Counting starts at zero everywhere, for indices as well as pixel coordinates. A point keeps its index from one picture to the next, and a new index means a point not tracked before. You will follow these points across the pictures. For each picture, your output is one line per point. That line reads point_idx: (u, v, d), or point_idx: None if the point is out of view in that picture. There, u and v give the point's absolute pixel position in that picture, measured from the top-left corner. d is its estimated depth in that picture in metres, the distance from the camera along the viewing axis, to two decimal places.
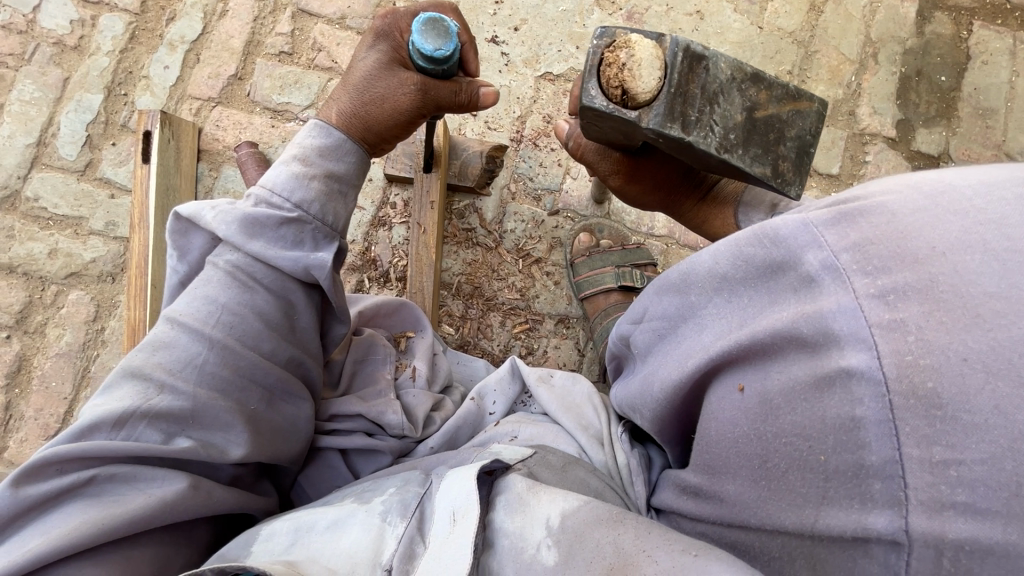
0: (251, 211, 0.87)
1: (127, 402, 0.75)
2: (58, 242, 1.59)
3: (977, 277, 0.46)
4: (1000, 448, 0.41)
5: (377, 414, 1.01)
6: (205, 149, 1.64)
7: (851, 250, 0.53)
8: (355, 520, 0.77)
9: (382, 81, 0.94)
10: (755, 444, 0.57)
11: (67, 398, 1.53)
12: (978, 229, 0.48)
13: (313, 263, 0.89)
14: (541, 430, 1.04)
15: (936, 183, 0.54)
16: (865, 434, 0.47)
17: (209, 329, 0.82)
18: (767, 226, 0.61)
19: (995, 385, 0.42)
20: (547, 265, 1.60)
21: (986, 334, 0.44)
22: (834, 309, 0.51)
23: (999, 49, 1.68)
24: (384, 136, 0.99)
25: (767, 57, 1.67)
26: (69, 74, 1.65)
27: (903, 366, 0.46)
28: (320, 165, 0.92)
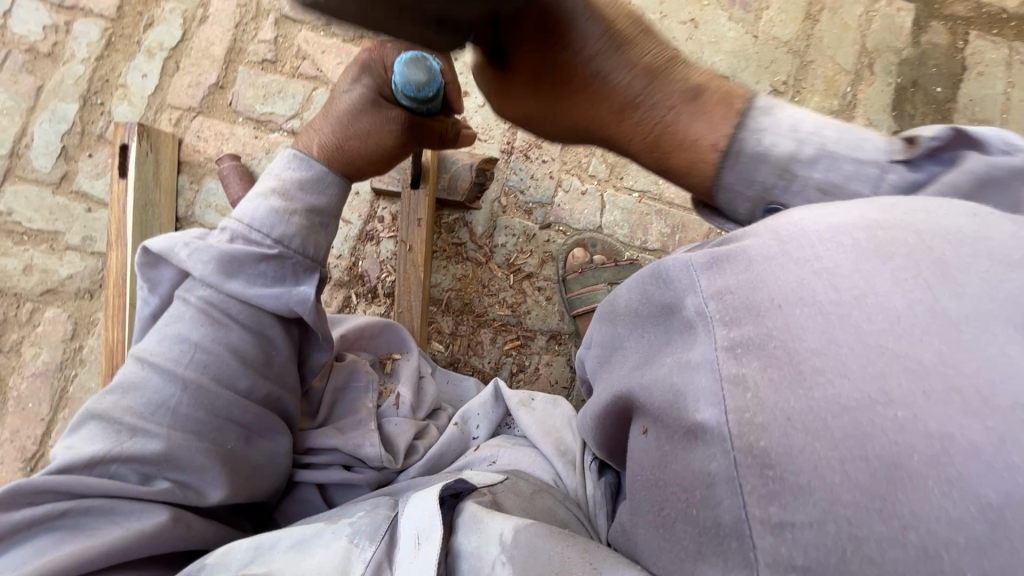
0: (227, 248, 0.83)
1: (97, 446, 0.72)
2: (33, 258, 1.53)
3: (801, 333, 0.44)
4: (822, 511, 0.39)
5: (354, 447, 0.98)
6: (186, 161, 1.59)
7: (716, 297, 0.51)
8: (321, 542, 0.74)
9: (368, 117, 0.93)
10: (654, 491, 0.55)
11: (44, 419, 1.49)
12: (812, 280, 0.46)
13: (295, 299, 0.86)
14: (520, 455, 1.03)
15: (791, 224, 0.52)
16: (718, 491, 0.46)
17: (182, 369, 0.78)
18: (660, 264, 0.60)
19: (814, 445, 0.41)
20: (538, 280, 1.57)
21: (805, 393, 0.42)
22: (697, 361, 0.50)
23: (995, 60, 1.67)
24: (364, 170, 0.96)
25: (762, 67, 1.64)
26: (43, 83, 1.59)
27: (741, 423, 0.44)
28: (300, 200, 0.88)
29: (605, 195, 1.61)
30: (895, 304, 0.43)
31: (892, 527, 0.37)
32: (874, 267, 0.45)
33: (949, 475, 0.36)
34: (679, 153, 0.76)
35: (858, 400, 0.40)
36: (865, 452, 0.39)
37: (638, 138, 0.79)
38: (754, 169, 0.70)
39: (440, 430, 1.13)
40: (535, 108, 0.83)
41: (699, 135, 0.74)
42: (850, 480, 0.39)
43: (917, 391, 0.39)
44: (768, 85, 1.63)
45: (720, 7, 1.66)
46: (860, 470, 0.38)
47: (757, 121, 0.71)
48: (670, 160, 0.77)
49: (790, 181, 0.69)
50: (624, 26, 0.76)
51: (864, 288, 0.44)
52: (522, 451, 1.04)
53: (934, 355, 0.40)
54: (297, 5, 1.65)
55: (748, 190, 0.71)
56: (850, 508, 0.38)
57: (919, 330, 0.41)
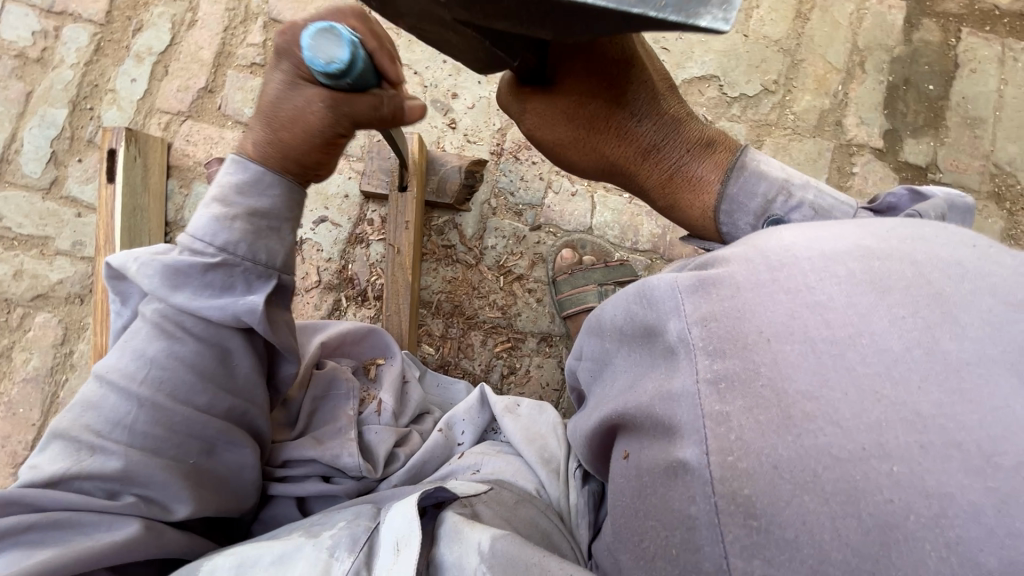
0: (172, 261, 0.82)
1: (58, 465, 0.73)
2: (23, 263, 1.53)
3: (792, 371, 0.45)
4: (808, 569, 0.39)
5: (332, 457, 0.97)
6: (175, 165, 1.59)
7: (701, 324, 0.52)
8: (302, 557, 0.73)
9: (289, 101, 0.81)
10: (631, 522, 0.54)
11: (35, 425, 1.49)
12: (803, 315, 0.48)
13: (242, 308, 0.83)
14: (504, 464, 1.02)
15: (786, 254, 0.54)
16: (699, 537, 0.44)
17: (136, 386, 0.78)
18: (645, 284, 0.60)
19: (802, 497, 0.41)
20: (529, 282, 1.56)
21: (795, 439, 0.42)
22: (680, 389, 0.50)
23: (988, 57, 1.66)
24: (305, 160, 0.86)
25: (753, 66, 1.63)
26: (32, 88, 1.59)
27: (724, 468, 0.44)
28: (241, 205, 0.83)
29: (595, 197, 1.61)
30: (892, 345, 0.44)
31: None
32: (869, 301, 0.47)
33: (949, 539, 0.37)
34: (687, 190, 0.90)
35: (852, 452, 0.40)
36: (858, 509, 0.39)
37: (655, 175, 0.91)
38: (753, 186, 0.87)
39: (424, 436, 1.13)
40: (565, 135, 0.89)
41: (704, 177, 0.89)
42: (843, 538, 0.39)
43: (913, 444, 0.40)
44: (758, 84, 1.62)
45: None
46: (852, 529, 0.39)
47: (752, 157, 0.89)
48: (681, 196, 0.91)
49: (786, 199, 0.87)
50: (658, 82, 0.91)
51: (860, 327, 0.46)
52: (506, 460, 1.03)
53: (933, 406, 0.41)
54: (285, 9, 1.65)
55: (752, 205, 0.87)
56: (841, 568, 0.38)
57: (917, 376, 0.42)
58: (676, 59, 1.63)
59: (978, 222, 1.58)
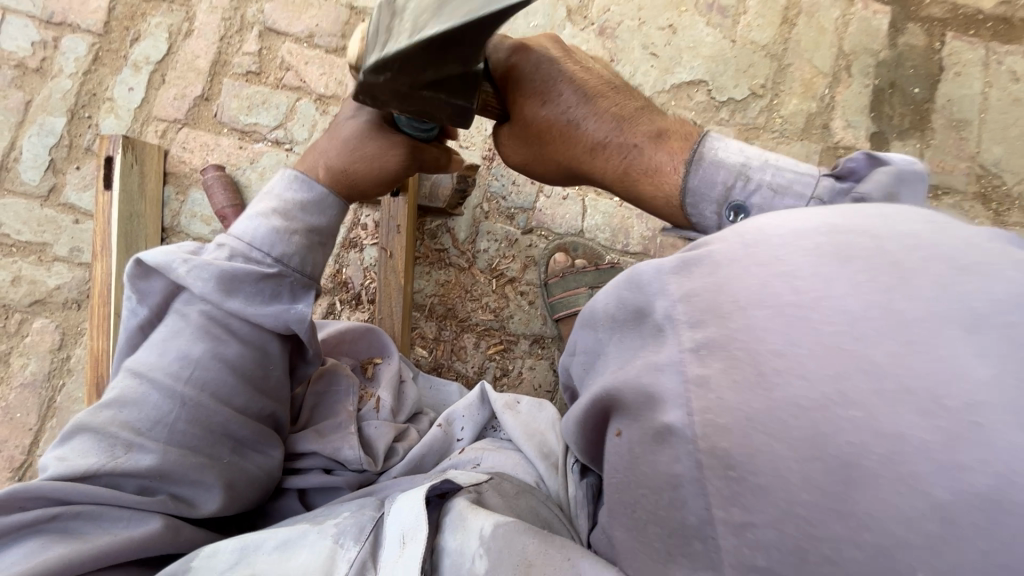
0: (227, 266, 0.85)
1: (92, 459, 0.75)
2: (21, 269, 1.55)
3: (764, 335, 0.46)
4: (781, 510, 0.41)
5: (334, 450, 0.99)
6: (172, 172, 1.61)
7: (685, 301, 0.53)
8: (307, 542, 0.74)
9: (372, 141, 0.95)
10: (626, 486, 0.57)
11: (32, 429, 1.51)
12: (774, 282, 0.48)
13: (292, 317, 0.89)
14: (504, 458, 1.04)
15: (757, 230, 0.54)
16: (685, 491, 0.47)
17: (181, 387, 0.80)
18: (635, 270, 0.60)
19: (773, 446, 0.42)
20: (521, 284, 1.58)
21: (767, 395, 0.44)
22: (665, 360, 0.51)
23: (972, 61, 1.68)
24: (366, 190, 0.98)
25: (740, 71, 1.66)
26: (31, 97, 1.61)
27: (705, 424, 0.46)
28: (301, 220, 0.91)
29: (587, 200, 1.62)
30: (851, 306, 0.43)
31: (847, 526, 0.39)
32: (834, 270, 0.46)
33: (904, 474, 0.37)
34: (646, 181, 0.85)
35: (816, 403, 0.42)
36: (821, 453, 0.40)
37: (611, 170, 0.88)
38: (714, 176, 0.80)
39: (422, 434, 1.14)
40: (527, 156, 0.92)
41: (665, 164, 0.84)
42: (809, 481, 0.41)
43: (870, 391, 0.40)
44: (746, 89, 1.65)
45: (698, 12, 1.68)
46: (816, 470, 0.40)
47: (712, 144, 0.82)
48: (643, 189, 0.86)
49: (744, 184, 0.79)
50: (593, 84, 0.87)
51: (823, 292, 0.45)
52: (506, 454, 1.05)
53: (887, 356, 0.40)
54: (280, 18, 1.67)
55: (713, 195, 0.80)
56: (807, 507, 0.40)
57: (874, 332, 0.42)
58: (665, 65, 1.66)
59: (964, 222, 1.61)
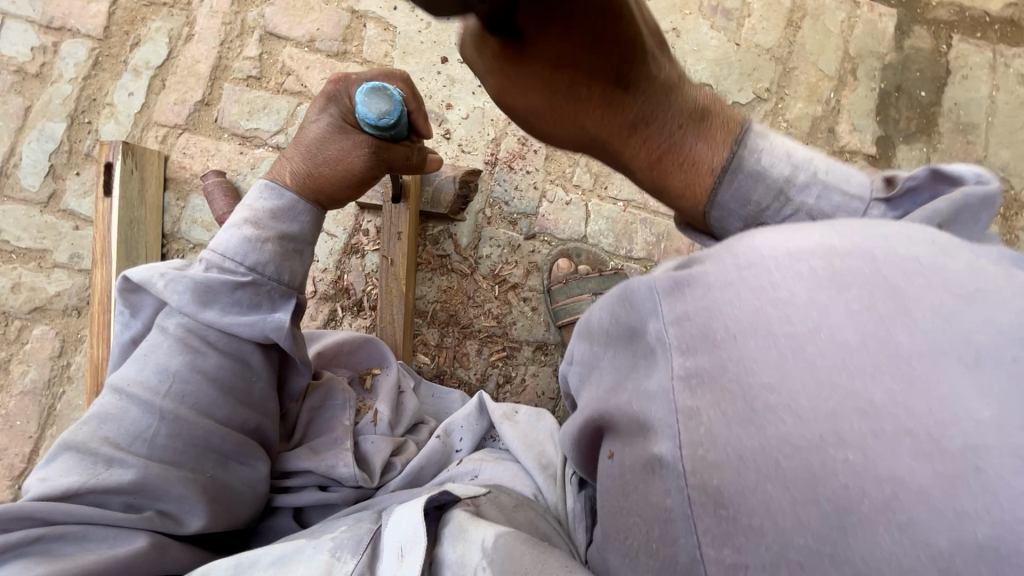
0: (202, 278, 0.85)
1: (73, 478, 0.74)
2: (21, 276, 1.54)
3: (755, 366, 0.42)
4: (773, 555, 0.37)
5: (328, 468, 0.97)
6: (172, 178, 1.60)
7: (676, 324, 0.49)
8: (304, 556, 0.74)
9: (334, 143, 0.95)
10: (618, 516, 0.53)
11: (32, 437, 1.50)
12: (767, 310, 0.44)
13: (270, 326, 0.88)
14: (502, 470, 1.02)
15: (751, 249, 0.49)
16: (676, 527, 0.43)
17: (160, 400, 0.79)
18: (626, 287, 0.58)
19: (766, 485, 0.39)
20: (523, 290, 1.57)
21: (757, 430, 0.40)
22: (656, 388, 0.48)
23: (979, 64, 1.66)
24: (336, 196, 0.97)
25: (745, 74, 1.64)
26: (31, 103, 1.61)
27: (694, 459, 0.42)
28: (272, 228, 0.90)
29: (590, 205, 1.61)
30: (849, 337, 0.41)
31: (844, 575, 0.35)
32: (830, 297, 0.43)
33: (899, 520, 0.35)
34: (677, 173, 0.79)
35: (809, 441, 0.38)
36: (816, 494, 0.37)
37: (642, 156, 0.81)
38: (749, 189, 0.74)
39: (421, 445, 1.12)
40: (539, 103, 0.80)
41: (701, 162, 0.77)
42: (803, 524, 0.37)
43: (866, 431, 0.37)
44: (751, 93, 1.63)
45: (702, 15, 1.66)
46: (811, 513, 0.37)
47: (755, 143, 0.76)
48: (670, 182, 0.80)
49: (781, 206, 0.74)
50: (648, 48, 0.78)
51: (821, 321, 0.42)
52: (504, 466, 1.04)
53: (886, 395, 0.38)
54: (281, 22, 1.66)
55: (741, 210, 0.75)
56: (801, 553, 0.36)
57: (871, 365, 0.39)
58: None
59: None
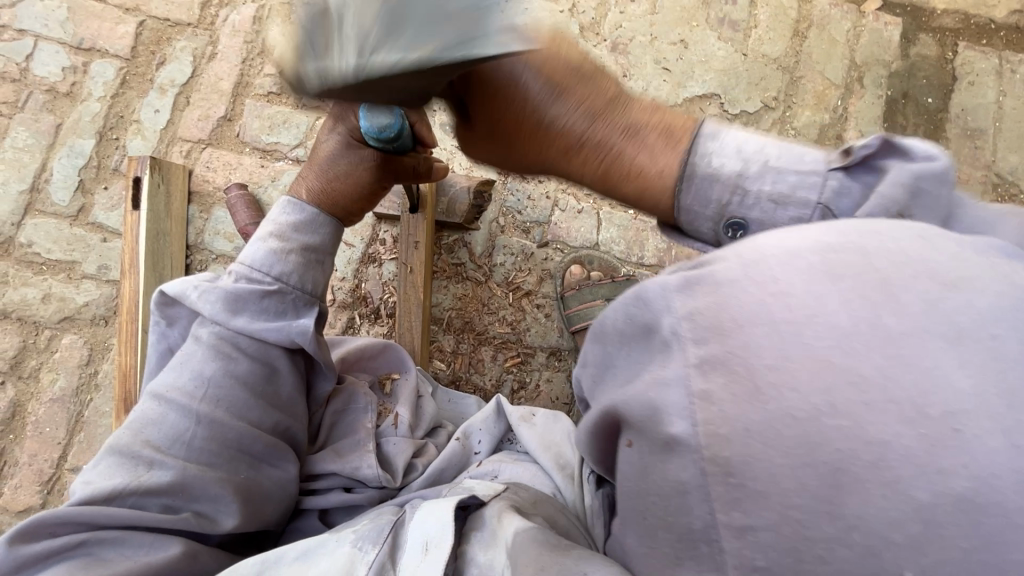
0: (232, 287, 0.90)
1: (117, 479, 0.78)
2: (51, 287, 1.60)
3: (759, 350, 0.42)
4: (778, 516, 0.40)
5: (353, 469, 1.00)
6: (196, 191, 1.66)
7: (687, 318, 0.47)
8: (326, 553, 0.77)
9: (344, 158, 1.01)
10: (634, 496, 0.53)
11: (61, 443, 1.54)
12: (770, 300, 0.44)
13: (296, 330, 0.93)
14: (521, 469, 1.05)
15: (752, 244, 0.49)
16: (689, 500, 0.45)
17: (197, 404, 0.83)
18: (640, 286, 0.53)
19: (768, 455, 0.40)
20: (537, 297, 1.60)
21: (761, 405, 0.41)
22: (669, 377, 0.46)
23: (986, 70, 1.68)
24: (351, 207, 1.05)
25: (752, 84, 1.67)
26: (62, 120, 1.67)
27: (708, 435, 0.43)
28: (296, 241, 0.96)
29: (601, 213, 1.65)
30: (843, 319, 0.41)
31: (838, 527, 0.38)
32: (829, 286, 0.42)
33: (887, 479, 0.38)
34: (628, 181, 0.76)
35: (808, 411, 0.40)
36: (813, 459, 0.39)
37: (590, 172, 0.79)
38: (707, 192, 0.70)
39: (440, 448, 1.15)
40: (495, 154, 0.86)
41: (649, 162, 0.74)
42: (802, 485, 0.39)
43: (859, 402, 0.39)
44: (758, 102, 1.66)
45: (709, 27, 1.70)
46: (810, 476, 0.39)
47: (704, 146, 0.71)
48: (624, 192, 0.77)
49: (742, 198, 0.69)
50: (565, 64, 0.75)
51: (816, 305, 0.42)
52: (523, 466, 1.07)
53: (876, 368, 0.39)
54: None
55: (707, 212, 0.71)
56: (802, 512, 0.39)
57: (862, 345, 0.40)
58: (677, 79, 1.67)
59: None
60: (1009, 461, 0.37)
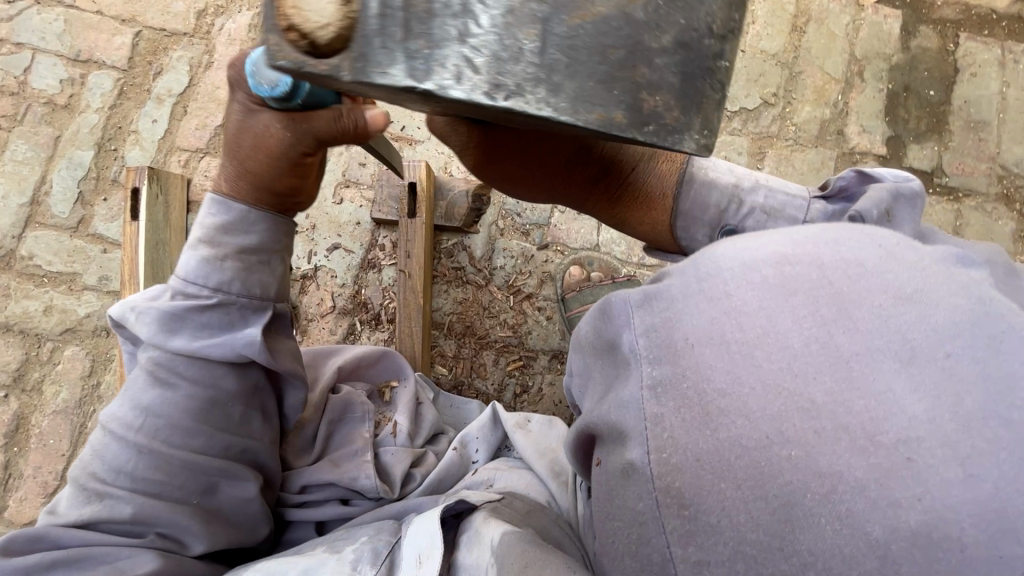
0: (168, 306, 0.85)
1: (76, 512, 0.81)
2: (53, 299, 1.60)
3: (710, 374, 0.49)
4: (732, 551, 0.45)
5: (350, 480, 1.00)
6: (194, 201, 1.66)
7: (647, 336, 0.56)
8: (326, 569, 0.77)
9: (251, 128, 0.82)
10: (601, 523, 0.58)
11: (65, 455, 1.54)
12: (723, 320, 0.51)
13: (240, 343, 0.87)
14: (517, 477, 1.04)
15: (710, 263, 0.57)
16: (648, 531, 0.50)
17: (135, 433, 0.82)
18: (606, 301, 0.64)
19: (722, 486, 0.46)
20: (538, 300, 1.59)
21: (713, 433, 0.47)
22: (629, 397, 0.55)
23: (988, 61, 1.67)
24: (276, 183, 0.86)
25: (752, 80, 1.65)
26: (61, 132, 1.67)
27: (661, 463, 0.49)
28: (229, 245, 0.87)
29: None
30: (792, 342, 0.48)
31: (791, 564, 0.43)
32: (778, 303, 0.50)
33: (840, 512, 0.42)
34: (637, 207, 0.95)
35: (758, 440, 0.45)
36: (766, 492, 0.44)
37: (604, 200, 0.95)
38: (706, 198, 0.94)
39: (440, 456, 1.14)
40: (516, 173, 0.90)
41: (656, 196, 0.94)
42: (755, 519, 0.44)
43: (809, 430, 0.44)
44: (758, 98, 1.65)
45: None
46: (762, 509, 0.44)
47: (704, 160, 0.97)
48: (630, 216, 0.97)
49: (737, 207, 0.94)
50: None
51: (767, 327, 0.49)
52: (518, 474, 1.05)
53: (824, 394, 0.45)
54: None
55: (706, 218, 0.94)
56: (756, 547, 0.44)
57: (812, 368, 0.46)
58: None
59: (988, 225, 1.59)
60: (962, 492, 0.41)
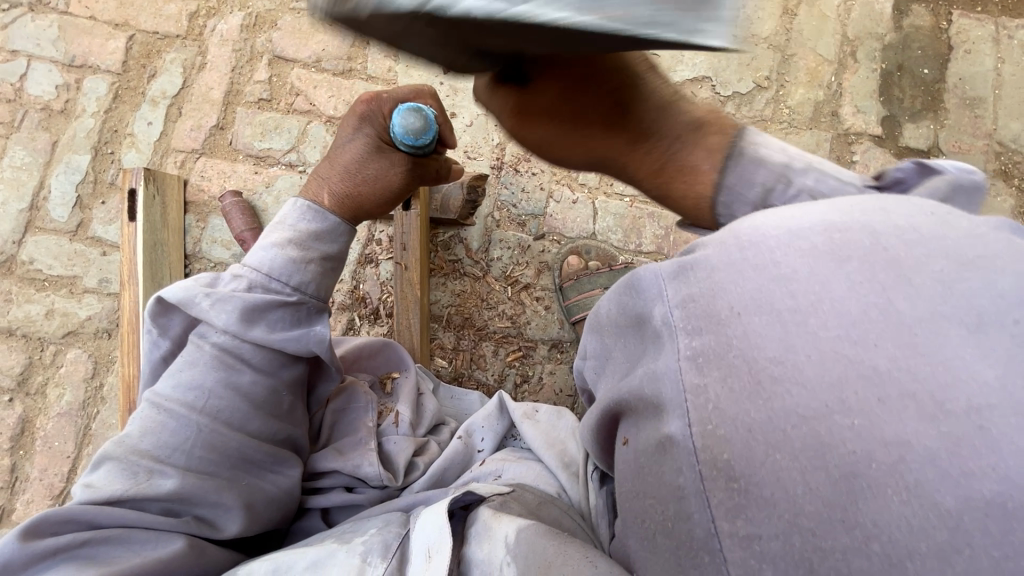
0: (249, 297, 0.88)
1: (117, 485, 0.78)
2: (54, 302, 1.61)
3: (761, 341, 0.46)
4: (785, 524, 0.41)
5: (354, 467, 1.00)
6: (192, 201, 1.67)
7: (681, 305, 0.53)
8: (336, 561, 0.76)
9: (373, 163, 0.96)
10: (634, 499, 0.56)
11: (70, 456, 1.56)
12: (770, 287, 0.48)
13: (313, 339, 0.94)
14: (525, 469, 1.04)
15: (751, 231, 0.55)
16: (688, 505, 0.47)
17: (196, 414, 0.83)
18: (633, 276, 0.62)
19: (775, 457, 0.42)
20: (535, 290, 1.59)
21: (766, 404, 0.44)
22: (663, 369, 0.52)
23: (982, 37, 1.65)
24: (371, 214, 1.00)
25: (744, 65, 1.65)
26: (57, 138, 1.69)
27: (705, 437, 0.46)
28: (316, 250, 0.94)
29: (597, 203, 1.64)
30: (850, 308, 0.45)
31: (854, 537, 0.38)
32: (830, 269, 0.47)
33: (909, 483, 0.38)
34: (680, 178, 0.81)
35: (815, 409, 0.42)
36: (825, 462, 0.40)
37: (644, 167, 0.84)
38: (754, 173, 0.76)
39: (442, 446, 1.15)
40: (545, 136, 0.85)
41: (698, 164, 0.79)
42: (815, 490, 0.40)
43: (871, 398, 0.41)
44: (751, 82, 1.64)
45: None
46: (822, 479, 0.40)
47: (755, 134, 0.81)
48: (674, 185, 0.82)
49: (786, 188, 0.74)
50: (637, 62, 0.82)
51: (822, 294, 0.46)
52: (527, 465, 1.05)
53: (888, 361, 0.42)
54: (289, 45, 1.73)
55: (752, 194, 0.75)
56: (813, 519, 0.40)
57: (874, 333, 0.43)
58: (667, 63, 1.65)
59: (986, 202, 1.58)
60: None
